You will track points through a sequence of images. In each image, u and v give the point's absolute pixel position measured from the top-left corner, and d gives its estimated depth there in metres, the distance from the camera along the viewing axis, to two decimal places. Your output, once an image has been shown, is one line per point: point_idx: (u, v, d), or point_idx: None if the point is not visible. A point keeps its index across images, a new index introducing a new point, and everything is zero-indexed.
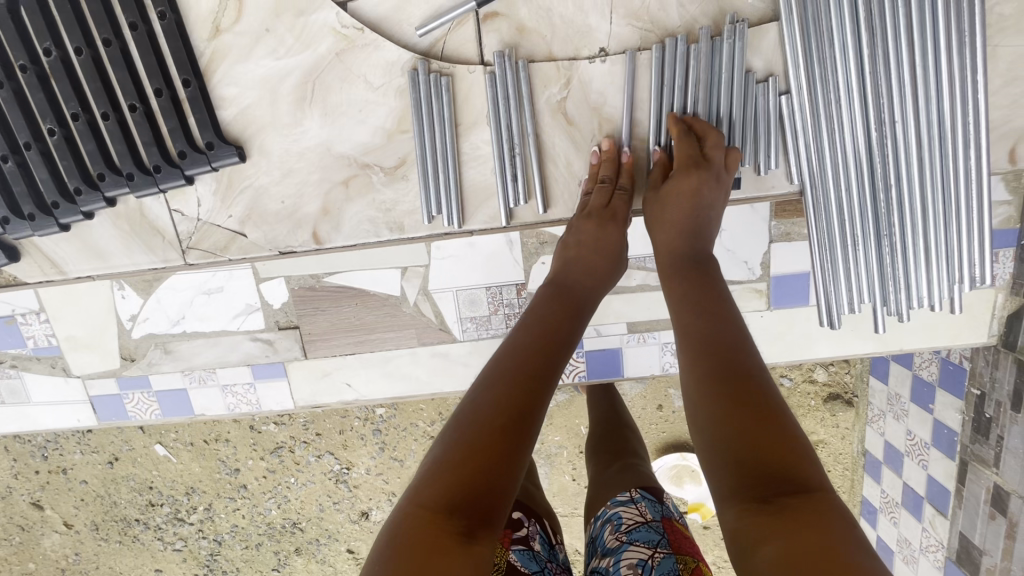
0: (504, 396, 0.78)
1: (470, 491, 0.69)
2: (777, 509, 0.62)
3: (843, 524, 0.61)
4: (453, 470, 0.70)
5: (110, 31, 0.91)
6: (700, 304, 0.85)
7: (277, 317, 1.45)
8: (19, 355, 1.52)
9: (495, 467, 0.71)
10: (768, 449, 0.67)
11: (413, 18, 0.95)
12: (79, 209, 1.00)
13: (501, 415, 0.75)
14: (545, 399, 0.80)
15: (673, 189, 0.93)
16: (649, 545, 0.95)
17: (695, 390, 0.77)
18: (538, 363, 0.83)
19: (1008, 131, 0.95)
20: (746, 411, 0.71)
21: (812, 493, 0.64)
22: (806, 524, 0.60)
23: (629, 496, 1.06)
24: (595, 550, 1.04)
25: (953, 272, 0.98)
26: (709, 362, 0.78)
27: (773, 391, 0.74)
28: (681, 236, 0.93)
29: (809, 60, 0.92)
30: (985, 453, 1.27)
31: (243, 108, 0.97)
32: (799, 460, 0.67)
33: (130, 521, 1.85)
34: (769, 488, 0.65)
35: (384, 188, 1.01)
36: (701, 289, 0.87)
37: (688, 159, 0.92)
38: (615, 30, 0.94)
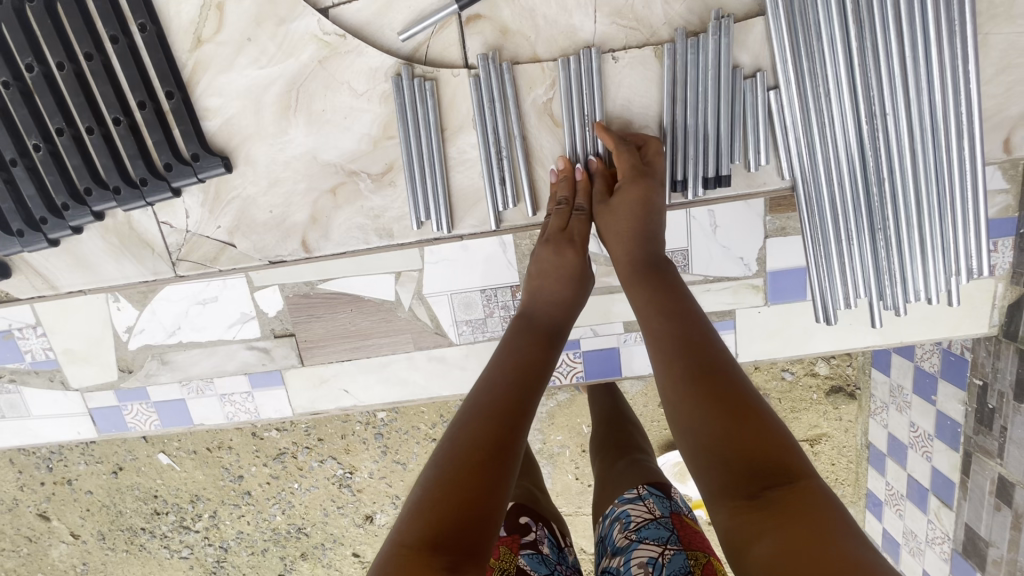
0: (482, 429, 0.78)
1: (452, 524, 0.67)
2: (767, 504, 0.62)
3: (832, 507, 0.60)
4: (434, 507, 0.69)
5: (91, 45, 0.91)
6: (671, 308, 0.84)
7: (273, 325, 1.45)
8: (18, 369, 1.53)
9: (477, 498, 0.70)
10: (749, 445, 0.67)
11: (395, 23, 0.94)
12: (67, 224, 1.00)
13: (477, 449, 0.75)
14: (522, 432, 0.80)
15: (624, 199, 0.92)
16: (659, 543, 0.94)
17: (673, 391, 0.76)
18: (512, 394, 0.84)
19: (1003, 120, 0.94)
20: (725, 408, 0.71)
21: (799, 482, 0.63)
22: (797, 513, 0.60)
23: (636, 493, 1.06)
24: (605, 550, 1.02)
25: (950, 264, 0.97)
26: (685, 362, 0.77)
27: (750, 387, 0.74)
28: (634, 244, 0.92)
29: (797, 54, 0.90)
30: (989, 444, 1.25)
31: (228, 119, 0.97)
32: (781, 452, 0.66)
33: (136, 530, 1.85)
34: (757, 483, 0.64)
35: (373, 194, 1.00)
36: (671, 292, 0.86)
37: (633, 168, 0.92)
38: (599, 29, 0.93)
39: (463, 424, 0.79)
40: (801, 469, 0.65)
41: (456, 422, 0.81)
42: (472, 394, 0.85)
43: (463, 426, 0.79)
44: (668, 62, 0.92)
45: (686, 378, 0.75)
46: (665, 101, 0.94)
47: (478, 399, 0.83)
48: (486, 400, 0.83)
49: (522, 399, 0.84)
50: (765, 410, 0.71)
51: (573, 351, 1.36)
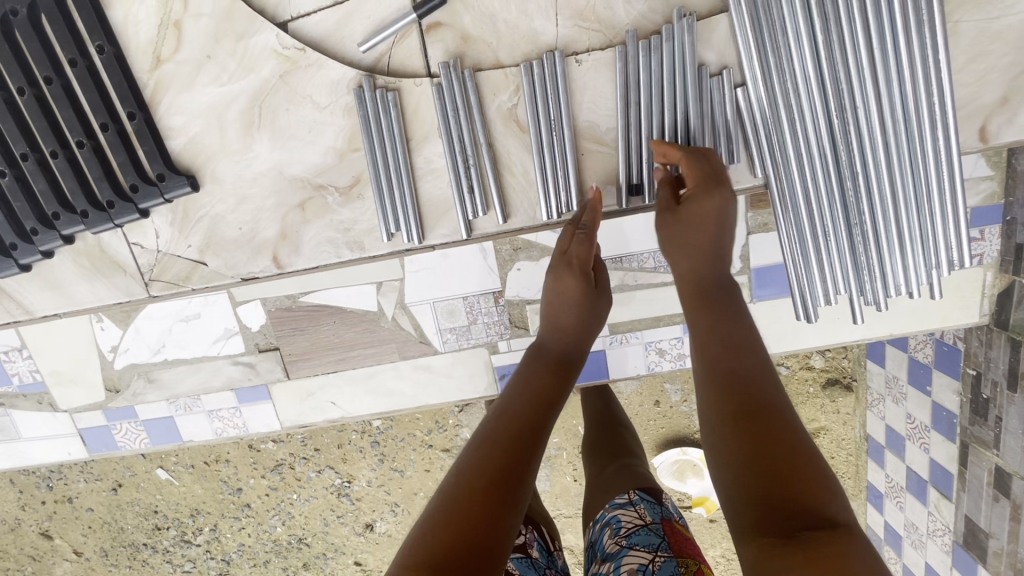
0: (496, 457, 0.79)
1: (456, 551, 0.68)
2: (797, 541, 0.60)
3: (865, 554, 0.58)
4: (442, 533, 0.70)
5: (50, 69, 0.90)
6: (722, 333, 0.84)
7: (257, 340, 1.44)
8: (8, 392, 1.53)
9: (485, 525, 0.71)
10: (781, 478, 0.66)
11: (355, 34, 0.93)
12: (38, 249, 0.99)
13: (488, 476, 0.76)
14: (531, 463, 0.81)
15: (694, 209, 0.90)
16: (649, 550, 0.93)
17: (715, 419, 0.76)
18: (529, 425, 0.86)
19: (977, 109, 0.91)
20: (763, 440, 0.70)
21: (832, 525, 0.62)
22: (827, 554, 0.58)
23: (626, 499, 1.04)
24: (595, 555, 1.02)
25: (929, 257, 0.95)
26: (729, 391, 0.77)
27: (795, 421, 0.73)
28: (708, 261, 0.91)
29: (762, 49, 0.88)
30: (985, 435, 1.23)
31: (192, 137, 0.96)
32: (817, 492, 0.65)
33: (138, 545, 1.86)
34: (790, 522, 0.63)
35: (342, 208, 0.99)
36: (724, 317, 0.86)
37: (705, 178, 0.89)
38: (562, 31, 0.92)
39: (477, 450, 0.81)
40: (837, 514, 0.63)
41: (468, 446, 0.83)
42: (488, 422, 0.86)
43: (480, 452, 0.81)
44: (620, 65, 0.90)
45: (731, 409, 0.75)
46: (619, 107, 0.92)
47: (492, 427, 0.85)
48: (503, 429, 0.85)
49: (531, 430, 0.85)
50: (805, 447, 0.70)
51: None
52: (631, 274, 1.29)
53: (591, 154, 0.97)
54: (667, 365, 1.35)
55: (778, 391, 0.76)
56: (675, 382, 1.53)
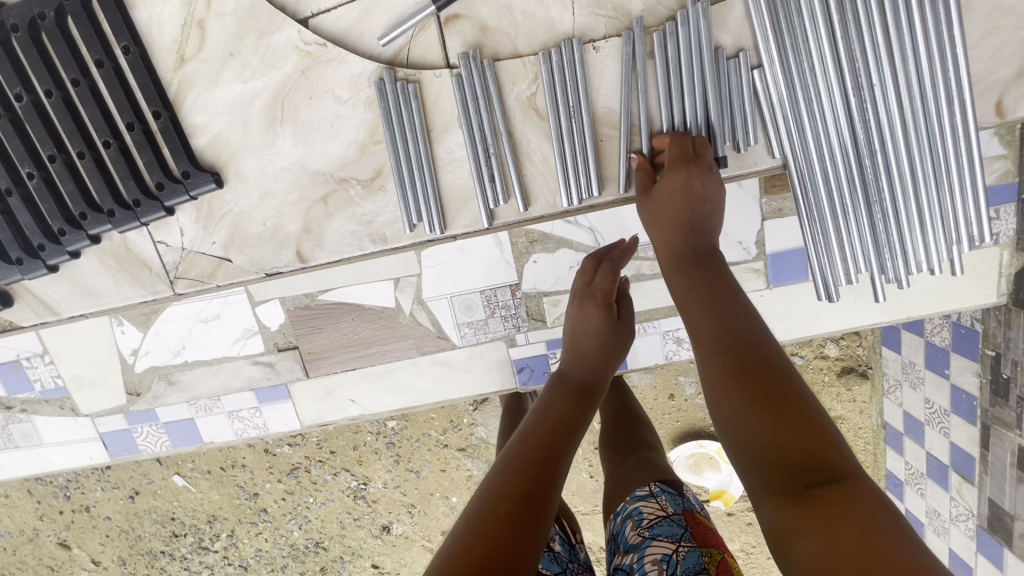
0: (518, 476, 0.83)
1: (488, 559, 0.71)
2: (809, 501, 0.61)
3: (877, 504, 0.59)
4: (469, 546, 0.73)
5: (77, 71, 0.92)
6: (710, 298, 0.83)
7: (276, 339, 1.45)
8: (29, 398, 1.55)
9: (513, 537, 0.74)
10: (788, 440, 0.67)
11: (375, 28, 0.94)
12: (65, 249, 1.01)
13: (511, 494, 0.80)
14: (556, 481, 0.84)
15: (667, 188, 0.91)
16: (673, 540, 0.93)
17: (715, 385, 0.76)
18: (548, 445, 0.90)
19: (992, 83, 0.92)
20: (766, 405, 0.71)
21: (843, 479, 0.63)
22: (840, 510, 0.59)
23: (648, 490, 1.04)
24: (617, 547, 1.01)
25: (949, 232, 0.96)
26: (725, 356, 0.77)
27: (794, 382, 0.73)
28: (681, 232, 0.91)
29: (778, 31, 0.90)
30: (1007, 416, 1.23)
31: (216, 134, 0.97)
32: (824, 448, 0.66)
33: (156, 553, 1.86)
34: (803, 480, 0.64)
35: (364, 201, 1.00)
36: (712, 282, 0.85)
37: (681, 157, 0.91)
38: (578, 19, 0.93)
39: (500, 472, 0.85)
40: (845, 466, 0.64)
41: (493, 469, 0.87)
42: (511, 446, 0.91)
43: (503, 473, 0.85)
44: (629, 50, 0.91)
45: (728, 375, 0.75)
46: (625, 89, 0.93)
47: (515, 449, 0.89)
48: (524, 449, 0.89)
49: (551, 449, 0.89)
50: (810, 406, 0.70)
51: None
52: (646, 264, 1.30)
53: (609, 140, 0.98)
54: (684, 354, 1.36)
55: (773, 353, 0.76)
56: (690, 374, 1.53)
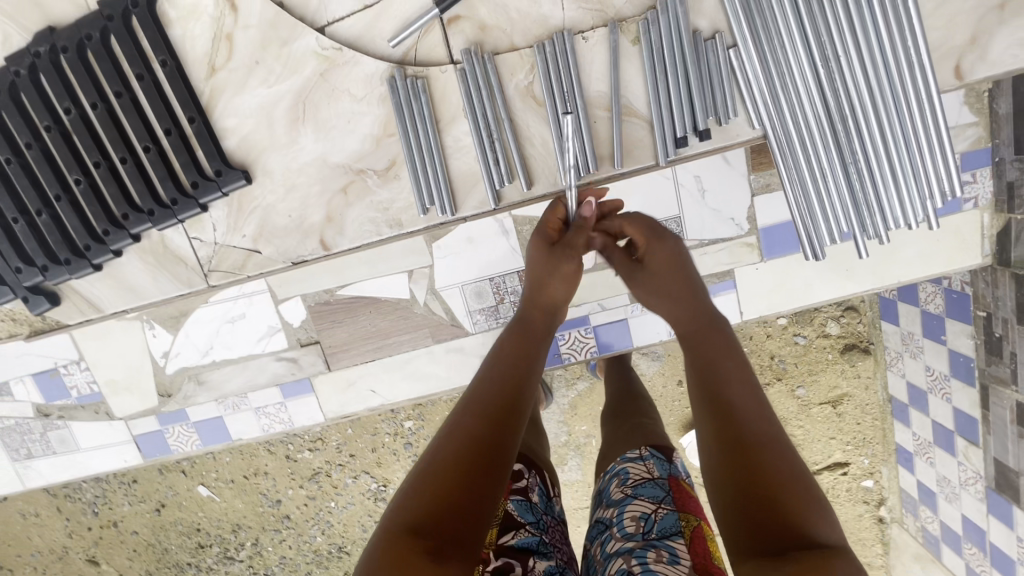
0: (479, 427, 0.85)
1: (441, 515, 0.75)
2: (788, 563, 0.65)
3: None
4: (423, 494, 0.77)
5: (120, 85, 1.02)
6: (711, 359, 0.89)
7: (298, 335, 1.53)
8: (66, 405, 1.63)
9: (469, 498, 0.78)
10: (775, 503, 0.71)
11: (385, 31, 1.04)
12: (109, 248, 1.10)
13: (471, 451, 0.82)
14: (512, 439, 0.86)
15: (658, 260, 1.01)
16: (653, 501, 0.98)
17: (712, 442, 0.81)
18: (510, 399, 0.91)
19: (950, 49, 1.00)
20: (756, 482, 0.73)
21: (823, 553, 0.65)
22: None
23: (638, 453, 1.09)
24: (601, 501, 1.07)
25: (923, 188, 1.04)
26: (723, 418, 0.82)
27: (787, 451, 0.76)
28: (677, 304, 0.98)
29: (749, 14, 0.99)
30: (1003, 373, 1.29)
31: (244, 135, 1.07)
32: (808, 519, 0.69)
33: (182, 565, 1.94)
34: (786, 554, 0.66)
35: (380, 189, 1.09)
36: (715, 345, 0.91)
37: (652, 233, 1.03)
38: (568, 15, 1.02)
39: (462, 420, 0.87)
40: (826, 541, 0.67)
41: (454, 413, 0.90)
42: (473, 391, 0.92)
43: (463, 422, 0.87)
44: (614, 37, 1.01)
45: (724, 435, 0.80)
46: (612, 72, 1.02)
47: (477, 395, 0.91)
48: (487, 398, 0.90)
49: (511, 407, 0.90)
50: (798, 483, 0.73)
51: (584, 327, 1.44)
52: None
53: (602, 121, 1.07)
54: None
55: (771, 426, 0.80)
56: None
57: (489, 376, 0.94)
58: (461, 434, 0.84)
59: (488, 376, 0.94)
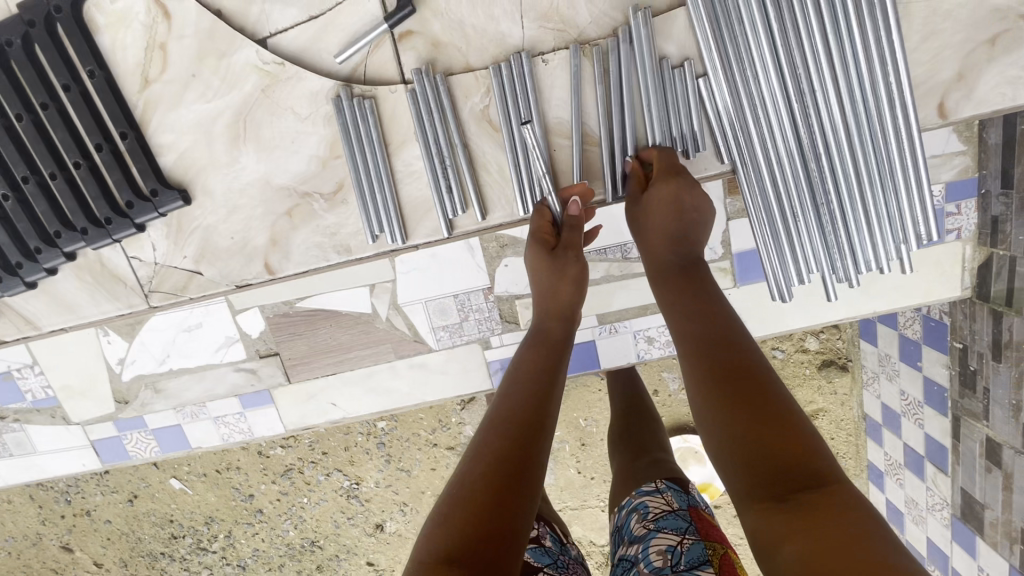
0: (498, 443, 0.82)
1: (472, 540, 0.71)
2: (797, 503, 0.64)
3: (856, 503, 0.63)
4: (449, 527, 0.73)
5: (45, 95, 0.95)
6: (696, 304, 0.87)
7: (257, 346, 1.46)
8: (21, 408, 1.56)
9: (495, 515, 0.73)
10: (774, 445, 0.70)
11: (331, 46, 0.97)
12: (41, 266, 1.04)
13: (490, 468, 0.79)
14: (535, 449, 0.83)
15: (655, 201, 0.94)
16: (678, 532, 0.95)
17: (700, 387, 0.79)
18: (528, 412, 0.87)
19: (933, 86, 0.94)
20: (751, 415, 0.73)
21: (826, 485, 0.65)
22: (823, 511, 0.62)
23: (654, 486, 1.07)
24: (622, 539, 1.04)
25: (896, 232, 0.98)
26: (715, 358, 0.81)
27: (780, 388, 0.76)
28: (665, 245, 0.94)
29: (721, 42, 0.92)
30: (975, 407, 1.25)
31: (182, 152, 1.01)
32: (806, 453, 0.69)
33: (156, 554, 1.84)
34: (787, 486, 0.67)
35: (326, 213, 1.03)
36: (693, 289, 0.89)
37: (668, 170, 0.94)
38: (528, 33, 0.95)
39: (483, 441, 0.83)
40: (830, 471, 0.67)
41: (473, 440, 0.85)
42: (492, 411, 0.89)
43: (484, 441, 0.83)
44: (575, 60, 0.94)
45: (721, 376, 0.78)
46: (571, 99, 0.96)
47: (495, 412, 0.88)
48: (502, 412, 0.87)
49: (528, 419, 0.86)
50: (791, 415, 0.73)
51: None
52: (614, 265, 1.33)
53: (561, 147, 1.01)
54: (654, 351, 1.38)
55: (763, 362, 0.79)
56: (674, 369, 1.54)
57: (506, 395, 0.90)
58: (480, 461, 0.80)
59: (506, 395, 0.91)
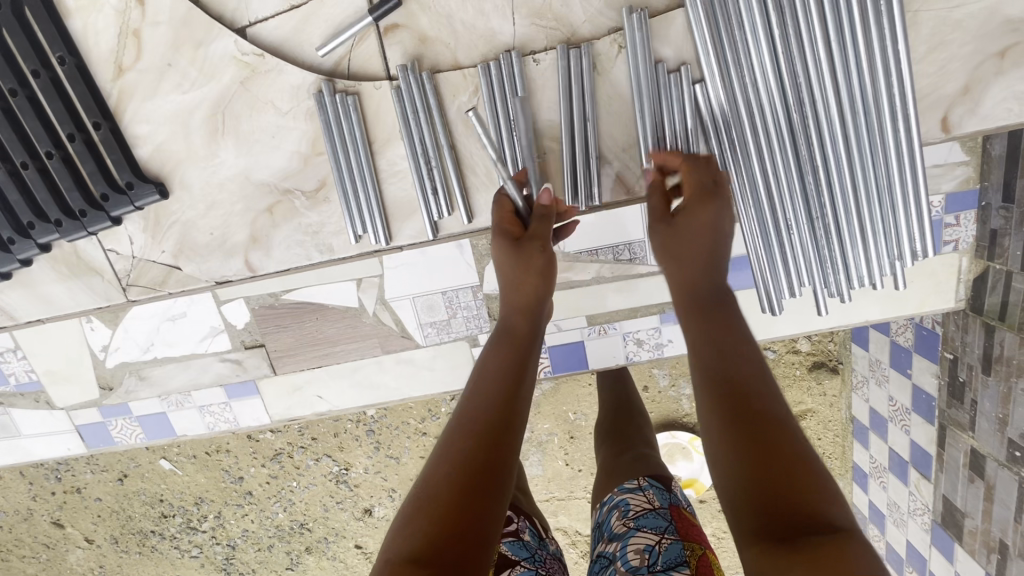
0: (469, 442, 0.79)
1: (442, 539, 0.69)
2: (800, 547, 0.59)
3: (867, 557, 0.57)
4: (418, 521, 0.71)
5: (14, 81, 0.90)
6: (716, 332, 0.82)
7: (242, 337, 1.40)
8: (4, 391, 1.50)
9: (465, 516, 0.72)
10: (782, 484, 0.65)
11: (314, 38, 0.93)
12: (16, 257, 1.01)
13: (461, 467, 0.76)
14: (505, 447, 0.80)
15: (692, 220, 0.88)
16: (657, 531, 0.93)
17: (709, 417, 0.75)
18: (500, 409, 0.83)
19: (938, 99, 0.90)
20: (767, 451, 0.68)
21: (837, 533, 0.60)
22: (831, 560, 0.57)
23: (636, 484, 1.05)
24: (602, 536, 1.02)
25: (892, 248, 0.95)
26: (727, 389, 0.76)
27: (792, 425, 0.71)
28: (703, 266, 0.88)
29: (719, 46, 0.88)
30: (961, 417, 1.24)
31: (159, 145, 0.97)
32: (817, 499, 0.64)
33: (146, 532, 1.83)
34: (793, 527, 0.62)
35: (309, 211, 1.00)
36: (725, 318, 0.83)
37: (703, 188, 0.88)
38: (519, 30, 0.92)
39: (451, 440, 0.80)
40: (841, 522, 0.62)
41: (444, 433, 0.82)
42: (461, 406, 0.85)
43: (454, 439, 0.80)
44: (566, 62, 0.90)
45: (733, 406, 0.74)
46: (562, 101, 0.92)
47: (465, 407, 0.84)
48: (473, 407, 0.84)
49: (500, 414, 0.83)
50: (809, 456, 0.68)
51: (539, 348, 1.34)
52: (607, 266, 1.27)
53: (551, 150, 0.98)
54: (644, 355, 1.34)
55: (778, 397, 0.74)
56: (664, 367, 1.51)
57: (472, 393, 0.86)
58: (448, 457, 0.78)
59: (471, 393, 0.86)
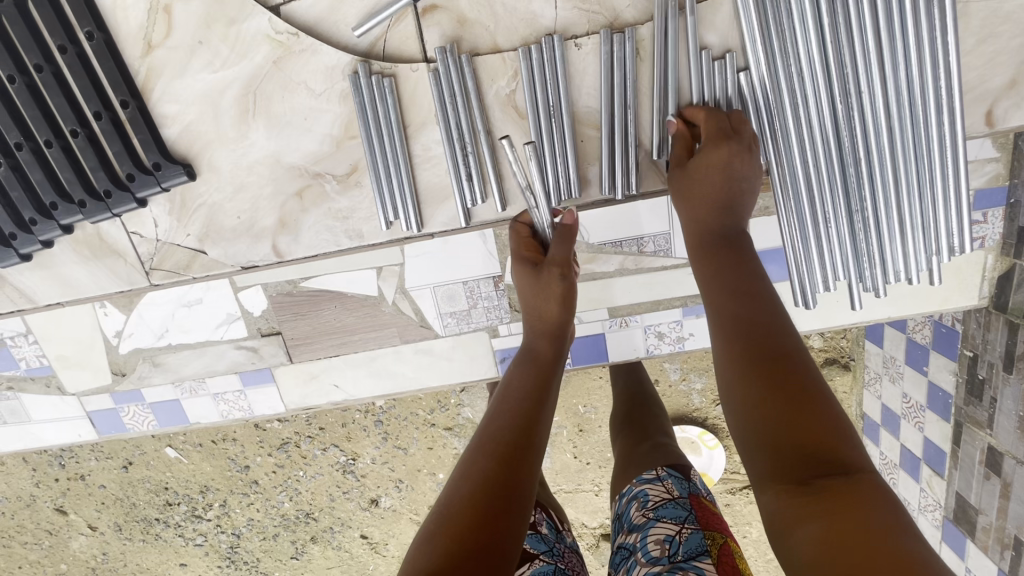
0: (490, 456, 0.81)
1: (466, 546, 0.70)
2: (817, 491, 0.63)
3: (882, 495, 0.61)
4: (441, 533, 0.72)
5: (39, 56, 0.87)
6: (734, 282, 0.83)
7: (259, 324, 1.36)
8: (15, 376, 1.46)
9: (488, 523, 0.73)
10: (801, 429, 0.68)
11: (350, 18, 0.91)
12: (37, 239, 0.98)
13: (483, 480, 0.78)
14: (526, 461, 0.82)
15: (702, 163, 0.87)
16: (677, 521, 0.93)
17: (729, 364, 0.78)
18: (520, 427, 0.85)
19: (983, 92, 0.90)
20: (784, 398, 0.71)
21: (849, 475, 0.64)
22: (846, 501, 0.61)
23: (654, 474, 1.04)
24: (621, 526, 1.02)
25: (930, 243, 0.95)
26: (746, 339, 0.78)
27: (810, 369, 0.74)
28: (716, 214, 0.89)
29: (766, 35, 0.87)
30: (979, 415, 1.22)
31: (187, 125, 0.95)
32: (836, 441, 0.67)
33: (151, 520, 1.81)
34: (807, 470, 0.65)
35: (339, 196, 0.99)
36: (737, 267, 0.85)
37: (718, 133, 0.87)
38: (560, 14, 0.90)
39: (471, 459, 0.82)
40: (857, 463, 0.65)
41: (467, 451, 0.84)
42: (482, 427, 0.88)
43: (476, 455, 0.82)
44: (608, 48, 0.89)
45: (753, 355, 0.76)
46: (602, 88, 0.91)
47: (486, 427, 0.87)
48: (495, 426, 0.86)
49: (521, 431, 0.85)
50: (826, 401, 0.71)
51: None
52: (630, 258, 1.23)
53: (589, 138, 0.96)
54: (665, 348, 1.30)
55: (796, 344, 0.77)
56: (675, 360, 1.50)
57: (495, 414, 0.89)
58: (468, 470, 0.80)
59: (494, 414, 0.89)
